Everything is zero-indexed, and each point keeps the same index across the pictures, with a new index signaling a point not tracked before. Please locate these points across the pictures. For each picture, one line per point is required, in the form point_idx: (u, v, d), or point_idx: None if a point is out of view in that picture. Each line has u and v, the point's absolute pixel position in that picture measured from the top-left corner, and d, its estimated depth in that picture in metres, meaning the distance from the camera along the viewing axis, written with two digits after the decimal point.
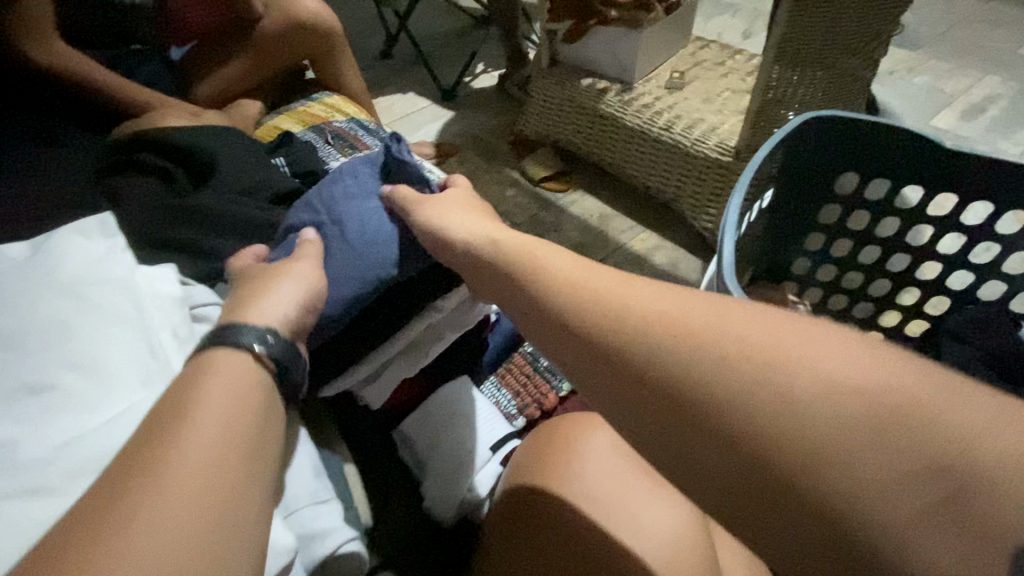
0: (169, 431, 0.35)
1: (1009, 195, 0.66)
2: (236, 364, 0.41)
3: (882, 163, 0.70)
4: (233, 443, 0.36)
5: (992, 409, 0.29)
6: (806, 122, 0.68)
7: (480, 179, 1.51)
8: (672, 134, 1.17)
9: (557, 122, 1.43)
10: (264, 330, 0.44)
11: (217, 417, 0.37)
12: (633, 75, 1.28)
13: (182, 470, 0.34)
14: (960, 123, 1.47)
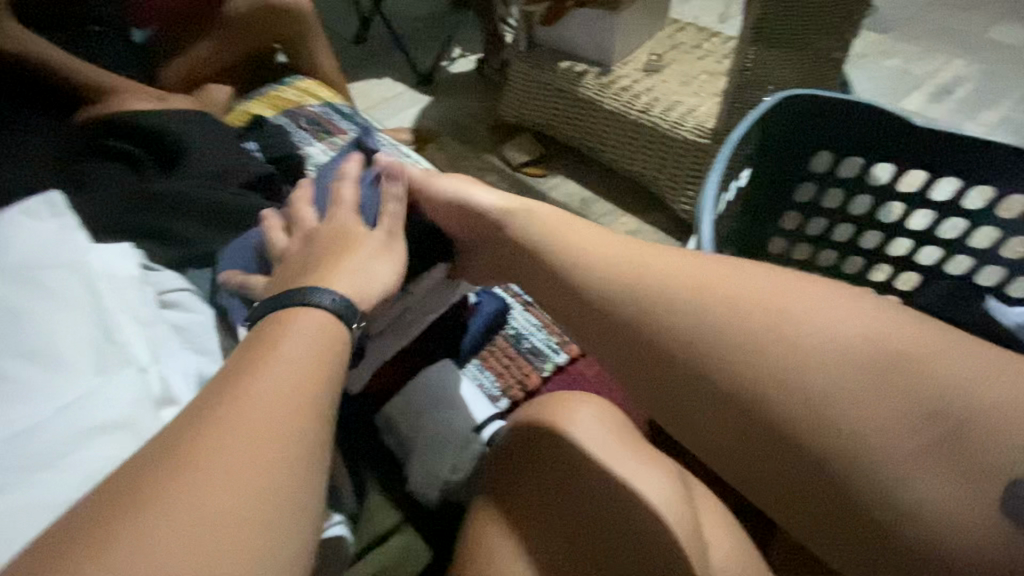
0: (259, 368, 0.37)
1: (977, 168, 0.67)
2: (313, 317, 0.42)
3: (855, 141, 0.71)
4: (284, 436, 0.34)
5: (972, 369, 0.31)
6: (781, 100, 0.69)
7: (462, 166, 1.50)
8: (651, 117, 1.18)
9: (536, 106, 1.42)
10: (334, 295, 0.44)
11: (296, 363, 0.38)
12: (610, 58, 1.28)
13: (262, 406, 0.35)
14: (929, 105, 1.51)
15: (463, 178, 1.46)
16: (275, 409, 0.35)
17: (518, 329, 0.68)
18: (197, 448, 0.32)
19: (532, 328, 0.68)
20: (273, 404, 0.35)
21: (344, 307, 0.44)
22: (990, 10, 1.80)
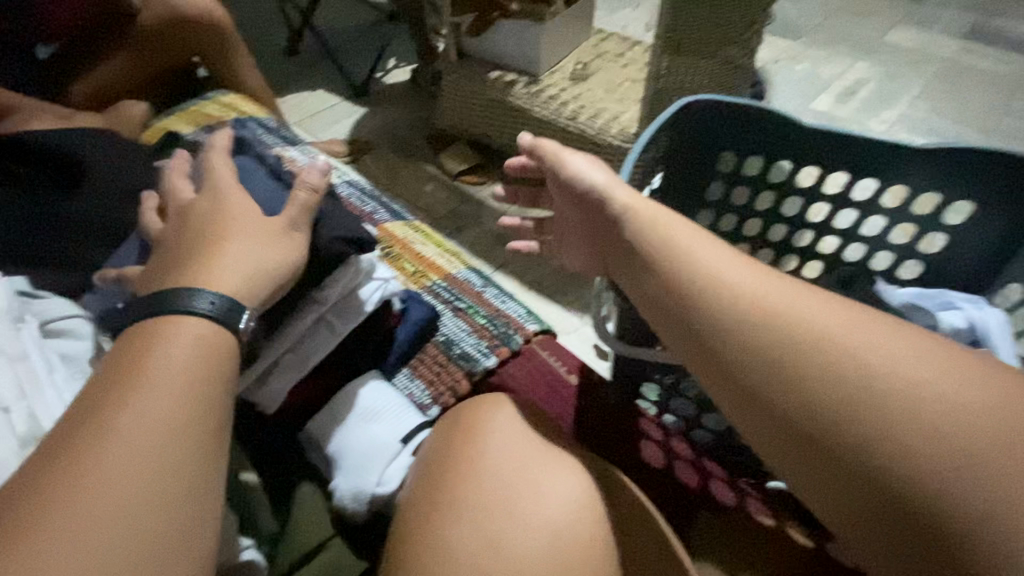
0: (133, 385, 0.39)
1: (859, 162, 0.73)
2: (195, 325, 0.43)
3: (754, 142, 0.76)
4: (175, 437, 0.38)
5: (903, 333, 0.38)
6: (683, 106, 0.73)
7: (400, 175, 1.50)
8: (578, 124, 1.21)
9: (470, 115, 1.44)
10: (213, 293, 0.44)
11: (177, 375, 0.40)
12: (538, 67, 1.31)
13: (142, 424, 0.38)
14: (836, 106, 1.62)
15: (402, 188, 1.46)
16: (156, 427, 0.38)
17: (449, 336, 0.69)
18: (93, 451, 0.36)
19: (462, 332, 0.70)
20: (163, 407, 0.39)
21: (221, 310, 0.44)
22: (887, 17, 1.97)
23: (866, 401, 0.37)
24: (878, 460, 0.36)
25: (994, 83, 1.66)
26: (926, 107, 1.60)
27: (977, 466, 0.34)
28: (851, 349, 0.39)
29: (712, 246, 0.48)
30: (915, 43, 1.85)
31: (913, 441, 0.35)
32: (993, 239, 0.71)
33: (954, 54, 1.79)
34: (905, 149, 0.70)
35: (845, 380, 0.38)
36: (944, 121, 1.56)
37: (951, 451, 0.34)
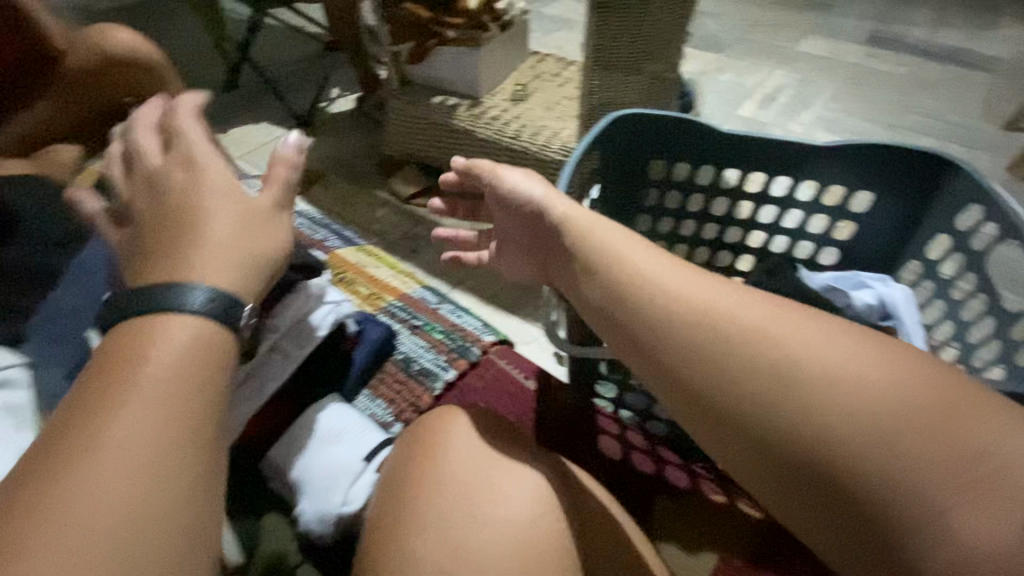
0: (135, 376, 0.40)
1: (771, 164, 0.80)
2: (189, 318, 0.44)
3: (678, 151, 0.82)
4: (168, 444, 0.39)
5: (823, 337, 0.41)
6: (609, 121, 0.78)
7: (351, 202, 1.49)
8: (521, 142, 1.26)
9: (416, 139, 1.47)
10: (205, 288, 0.45)
11: (173, 369, 0.41)
12: (479, 90, 1.36)
13: (145, 418, 0.39)
14: (760, 111, 1.75)
15: (353, 214, 1.45)
16: (157, 422, 0.39)
17: (408, 353, 0.73)
18: (86, 455, 0.37)
19: (420, 349, 0.74)
20: (154, 413, 0.39)
21: (214, 308, 0.45)
22: (798, 28, 2.13)
23: (782, 387, 0.40)
24: (810, 430, 0.39)
25: (896, 83, 1.83)
26: (839, 108, 1.74)
27: (870, 443, 0.37)
28: (766, 331, 0.42)
29: (642, 248, 0.52)
30: (824, 50, 2.01)
31: (847, 413, 0.38)
32: (896, 223, 0.78)
33: (859, 59, 1.96)
34: (811, 149, 0.77)
35: (774, 367, 0.41)
36: (856, 119, 1.70)
37: (864, 429, 0.37)
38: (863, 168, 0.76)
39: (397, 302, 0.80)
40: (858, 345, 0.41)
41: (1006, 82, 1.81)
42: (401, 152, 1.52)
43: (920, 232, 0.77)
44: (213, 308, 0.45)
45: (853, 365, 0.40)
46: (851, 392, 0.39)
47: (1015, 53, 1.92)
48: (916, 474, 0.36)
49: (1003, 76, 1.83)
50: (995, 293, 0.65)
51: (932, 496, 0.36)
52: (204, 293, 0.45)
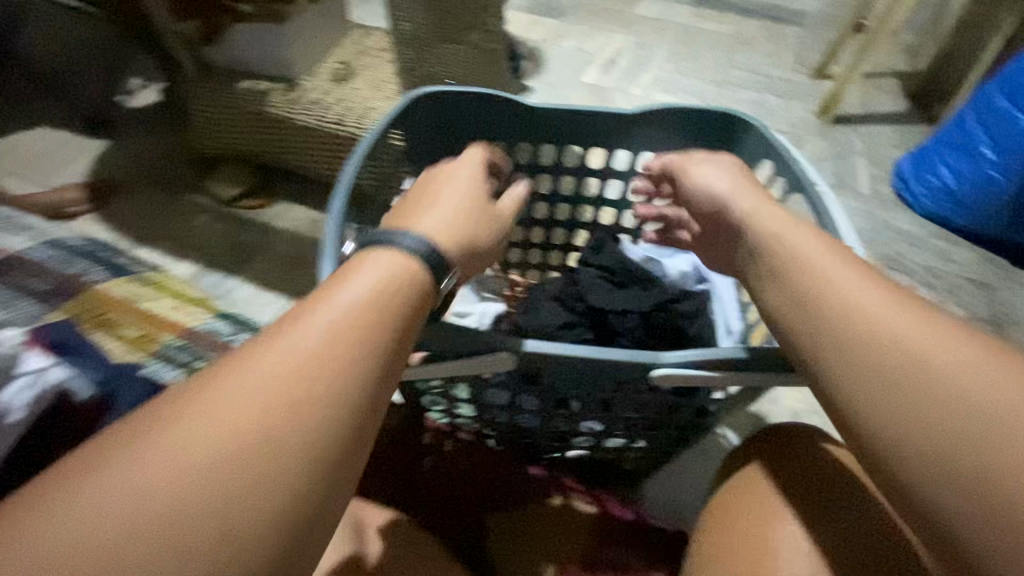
0: (265, 346, 0.38)
1: (586, 137, 0.77)
2: (355, 291, 0.41)
3: (489, 130, 0.77)
4: (278, 411, 0.35)
5: (902, 323, 0.44)
6: (406, 103, 0.71)
7: (158, 214, 1.26)
8: (346, 128, 1.14)
9: (229, 133, 1.27)
10: (415, 240, 0.45)
11: (304, 354, 0.38)
12: (294, 71, 1.20)
13: (245, 397, 0.36)
14: (604, 76, 1.76)
15: (162, 228, 1.23)
16: (255, 408, 0.35)
17: None
18: (196, 402, 0.36)
19: None
20: (281, 373, 0.37)
21: (425, 250, 0.46)
22: None
23: (927, 386, 0.41)
24: (927, 403, 0.40)
25: (721, 41, 1.94)
26: (675, 68, 1.81)
27: (972, 442, 0.38)
28: (868, 316, 0.45)
29: (804, 232, 0.53)
30: (656, 12, 2.07)
31: (948, 394, 0.40)
32: None
33: (688, 19, 2.04)
34: (619, 117, 0.74)
35: (894, 346, 0.43)
36: (690, 78, 1.77)
37: (951, 400, 0.40)
38: (671, 133, 0.76)
39: (176, 341, 0.63)
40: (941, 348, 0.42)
41: (809, 35, 1.99)
42: (215, 148, 1.31)
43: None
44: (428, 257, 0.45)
45: (948, 356, 0.41)
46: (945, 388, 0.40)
47: (814, 8, 2.12)
48: (1011, 476, 0.37)
49: (806, 30, 2.02)
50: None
51: (990, 471, 0.37)
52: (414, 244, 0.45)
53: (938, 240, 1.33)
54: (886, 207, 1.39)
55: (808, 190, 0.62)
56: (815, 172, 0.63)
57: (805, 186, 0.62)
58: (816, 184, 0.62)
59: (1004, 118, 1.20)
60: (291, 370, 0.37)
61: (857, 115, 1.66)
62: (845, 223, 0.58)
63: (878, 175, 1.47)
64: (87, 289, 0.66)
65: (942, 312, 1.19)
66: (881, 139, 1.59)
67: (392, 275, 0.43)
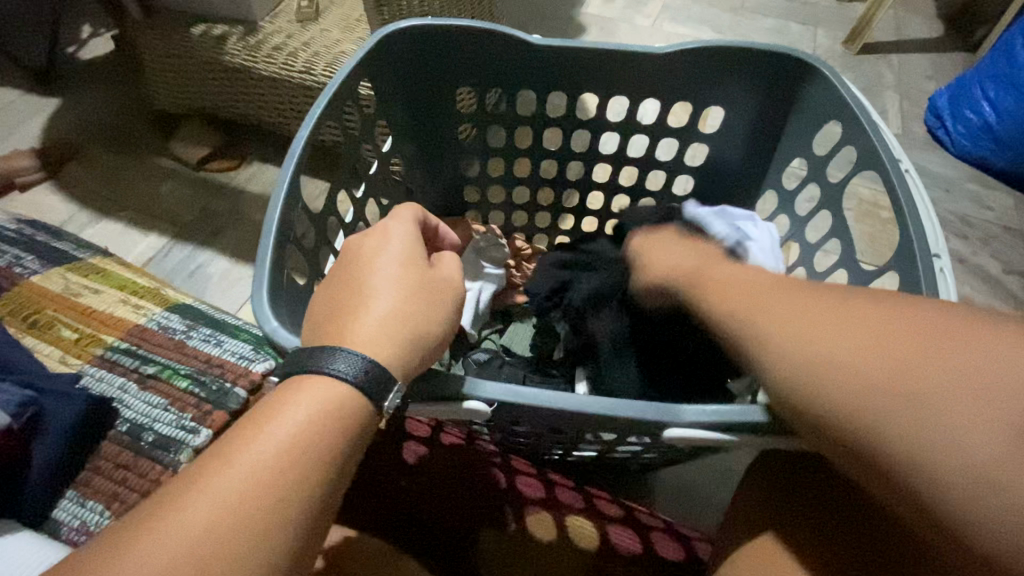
0: (200, 477, 0.32)
1: (597, 83, 0.65)
2: (308, 399, 0.33)
3: (484, 74, 0.65)
4: (218, 569, 0.29)
5: (840, 304, 0.35)
6: (378, 43, 0.60)
7: (121, 182, 1.15)
8: (315, 76, 1.01)
9: (188, 86, 1.14)
10: (346, 350, 0.35)
11: (240, 484, 0.31)
12: (252, 12, 1.05)
13: (179, 545, 0.30)
14: (606, 5, 1.57)
15: (127, 197, 1.13)
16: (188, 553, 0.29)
17: (137, 421, 0.50)
18: (127, 556, 0.29)
19: (155, 410, 0.51)
20: (223, 520, 0.30)
21: (361, 372, 0.34)
22: None
23: (907, 384, 0.30)
24: (897, 385, 0.31)
25: None
26: None
27: (965, 414, 0.29)
28: (810, 313, 0.35)
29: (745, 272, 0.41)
30: None
31: (928, 368, 0.31)
32: (744, 139, 0.68)
33: None
34: (638, 56, 0.62)
35: (848, 338, 0.33)
36: (702, 5, 1.59)
37: (937, 379, 0.30)
38: (697, 74, 0.64)
39: (121, 344, 0.55)
40: (916, 332, 0.32)
41: None
42: (176, 104, 1.18)
43: (773, 161, 0.69)
44: (359, 367, 0.34)
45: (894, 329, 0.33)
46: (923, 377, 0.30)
47: None
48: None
49: None
50: (850, 241, 0.59)
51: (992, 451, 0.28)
52: (347, 355, 0.34)
53: (974, 184, 1.21)
54: (918, 149, 1.27)
55: (891, 167, 0.52)
56: (898, 146, 0.53)
57: (885, 162, 0.53)
58: (900, 161, 0.52)
59: None
60: (227, 510, 0.30)
61: (889, 43, 1.50)
62: (930, 213, 0.49)
63: (911, 112, 1.34)
64: (23, 285, 0.59)
65: (975, 265, 1.09)
66: (915, 70, 1.43)
67: (328, 400, 0.34)
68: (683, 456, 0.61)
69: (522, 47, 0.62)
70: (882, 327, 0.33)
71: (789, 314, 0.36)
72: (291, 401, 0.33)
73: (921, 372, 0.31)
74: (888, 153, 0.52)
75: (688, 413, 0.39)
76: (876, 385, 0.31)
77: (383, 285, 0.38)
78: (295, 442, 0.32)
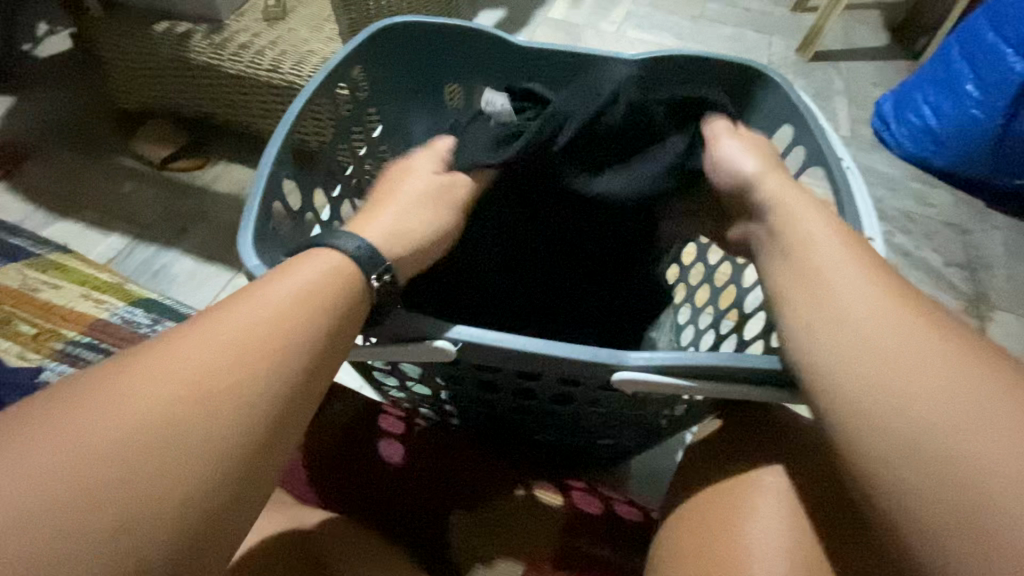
0: (215, 317, 0.36)
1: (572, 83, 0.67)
2: (316, 264, 0.39)
3: (470, 72, 0.68)
4: (218, 393, 0.33)
5: (889, 321, 0.38)
6: (374, 36, 0.62)
7: (80, 181, 1.12)
8: (283, 75, 1.00)
9: (151, 84, 1.12)
10: (360, 238, 0.41)
11: (249, 324, 0.36)
12: (216, 10, 1.05)
13: (190, 363, 0.33)
14: (572, 11, 1.61)
15: (85, 196, 1.10)
16: (195, 370, 0.33)
17: None
18: (139, 369, 0.33)
19: None
20: (222, 363, 0.34)
21: (370, 254, 0.41)
22: None
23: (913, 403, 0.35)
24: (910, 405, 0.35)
25: None
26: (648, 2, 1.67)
27: (945, 443, 0.33)
28: (857, 316, 0.38)
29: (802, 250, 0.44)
30: None
31: (939, 401, 0.34)
32: None
33: None
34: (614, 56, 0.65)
35: (883, 349, 0.37)
36: (664, 13, 1.64)
37: (941, 409, 0.34)
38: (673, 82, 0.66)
39: (83, 338, 0.54)
40: (962, 378, 0.35)
41: None
42: (138, 102, 1.16)
43: None
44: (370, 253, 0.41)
45: (931, 363, 0.36)
46: (924, 409, 0.34)
47: None
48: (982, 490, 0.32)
49: None
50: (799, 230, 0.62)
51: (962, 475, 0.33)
52: (361, 241, 0.41)
53: (917, 182, 1.29)
54: (867, 150, 1.34)
55: (833, 165, 0.54)
56: (840, 144, 0.55)
57: (829, 159, 0.54)
58: (841, 159, 0.54)
59: (991, 53, 1.14)
60: (233, 343, 0.35)
61: (839, 51, 1.58)
62: (865, 203, 0.51)
63: (859, 115, 1.41)
64: None
65: (919, 259, 1.16)
66: (863, 76, 1.52)
67: (333, 269, 0.39)
68: (650, 441, 0.62)
69: (508, 46, 0.65)
70: (913, 354, 0.36)
71: (845, 312, 0.39)
72: (300, 266, 0.39)
73: (932, 403, 0.34)
74: (831, 149, 0.54)
75: (633, 357, 0.41)
76: (889, 395, 0.35)
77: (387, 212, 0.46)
78: (293, 305, 0.37)
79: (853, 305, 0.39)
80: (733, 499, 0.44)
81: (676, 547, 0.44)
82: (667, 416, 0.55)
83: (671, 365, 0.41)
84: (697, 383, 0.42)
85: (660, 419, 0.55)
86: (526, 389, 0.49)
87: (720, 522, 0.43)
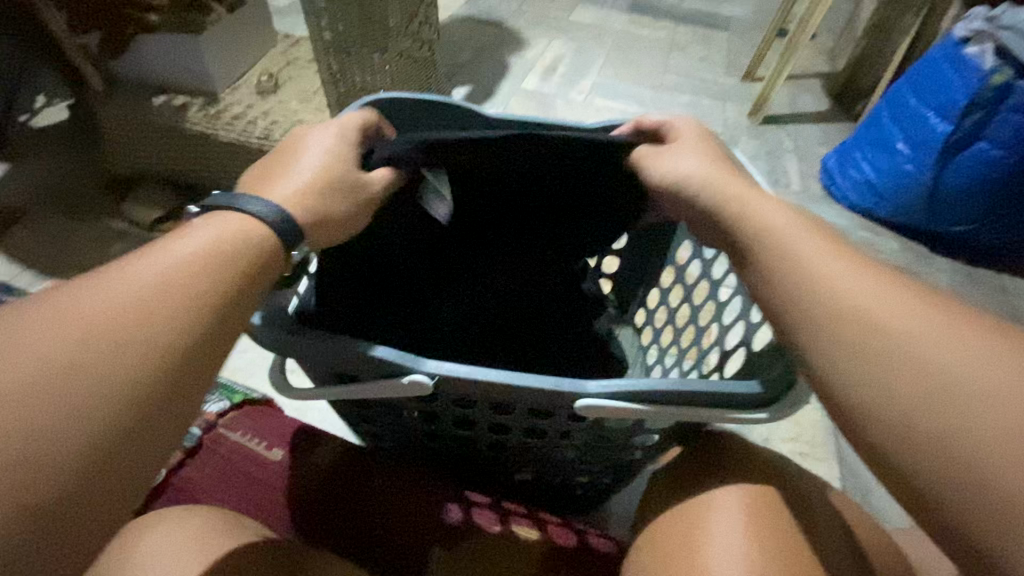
0: (126, 264, 0.40)
1: None
2: (230, 222, 0.44)
3: None
4: (134, 328, 0.36)
5: (880, 296, 0.40)
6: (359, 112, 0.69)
7: (69, 242, 1.15)
8: (273, 142, 1.08)
9: (146, 151, 1.18)
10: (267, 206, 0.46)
11: (157, 268, 0.39)
12: (213, 85, 1.13)
13: (100, 300, 0.37)
14: (543, 82, 1.75)
15: (74, 257, 1.13)
16: (107, 306, 0.37)
17: None
18: (54, 306, 0.36)
19: None
20: (125, 307, 0.37)
21: (276, 218, 0.45)
22: None
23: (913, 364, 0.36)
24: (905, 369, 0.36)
25: (657, 45, 1.98)
26: (613, 73, 1.82)
27: (957, 401, 0.34)
28: (845, 292, 0.41)
29: (804, 233, 0.46)
30: (593, 19, 2.08)
31: (939, 357, 0.36)
32: None
33: (624, 25, 2.06)
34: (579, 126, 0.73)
35: (877, 319, 0.39)
36: (627, 83, 1.80)
37: (946, 372, 0.35)
38: None
39: None
40: (970, 336, 0.36)
41: (739, 39, 2.08)
42: (132, 167, 1.22)
43: None
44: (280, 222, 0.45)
45: (925, 328, 0.37)
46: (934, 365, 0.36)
47: (744, 15, 2.22)
48: (997, 447, 0.32)
49: (737, 35, 2.10)
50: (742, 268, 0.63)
51: (979, 432, 0.33)
52: (269, 207, 0.46)
53: (863, 231, 1.40)
54: (817, 202, 1.46)
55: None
56: (771, 197, 0.59)
57: None
58: None
59: (914, 115, 1.29)
60: (141, 284, 0.38)
61: (787, 115, 1.74)
62: None
63: (808, 171, 1.54)
64: None
65: None
66: (809, 137, 1.67)
67: (245, 229, 0.44)
68: (624, 475, 0.64)
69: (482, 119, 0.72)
70: (901, 319, 0.38)
71: (846, 285, 0.41)
72: (211, 223, 0.44)
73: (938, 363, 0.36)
74: None
75: (592, 386, 0.44)
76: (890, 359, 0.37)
77: (294, 184, 0.49)
78: (192, 257, 0.41)
79: (867, 303, 0.40)
80: (695, 512, 0.48)
81: (648, 558, 0.47)
82: (635, 448, 0.58)
83: (627, 391, 0.44)
84: (649, 406, 0.44)
85: (630, 452, 0.59)
86: (500, 423, 0.52)
87: (682, 532, 0.47)
